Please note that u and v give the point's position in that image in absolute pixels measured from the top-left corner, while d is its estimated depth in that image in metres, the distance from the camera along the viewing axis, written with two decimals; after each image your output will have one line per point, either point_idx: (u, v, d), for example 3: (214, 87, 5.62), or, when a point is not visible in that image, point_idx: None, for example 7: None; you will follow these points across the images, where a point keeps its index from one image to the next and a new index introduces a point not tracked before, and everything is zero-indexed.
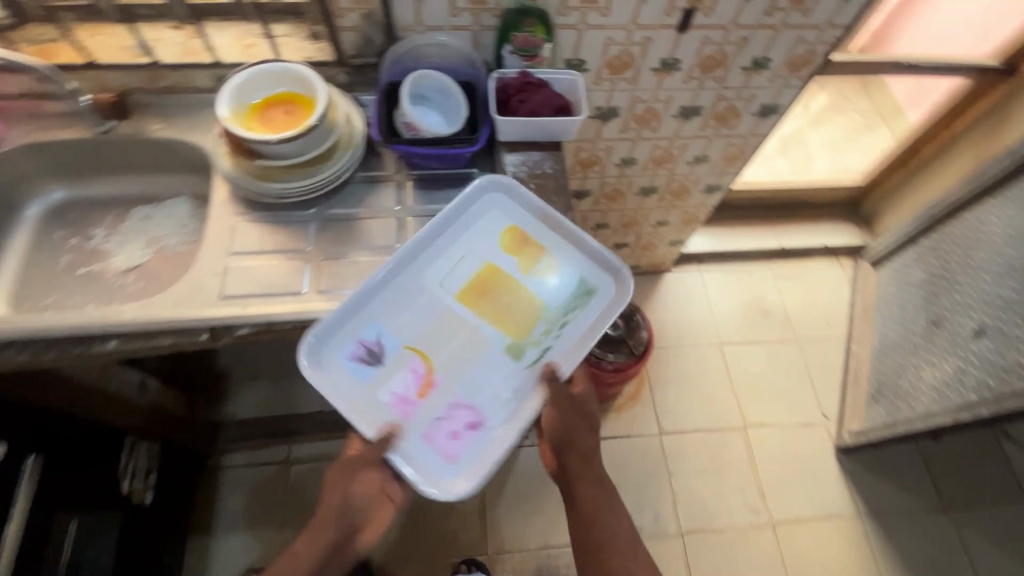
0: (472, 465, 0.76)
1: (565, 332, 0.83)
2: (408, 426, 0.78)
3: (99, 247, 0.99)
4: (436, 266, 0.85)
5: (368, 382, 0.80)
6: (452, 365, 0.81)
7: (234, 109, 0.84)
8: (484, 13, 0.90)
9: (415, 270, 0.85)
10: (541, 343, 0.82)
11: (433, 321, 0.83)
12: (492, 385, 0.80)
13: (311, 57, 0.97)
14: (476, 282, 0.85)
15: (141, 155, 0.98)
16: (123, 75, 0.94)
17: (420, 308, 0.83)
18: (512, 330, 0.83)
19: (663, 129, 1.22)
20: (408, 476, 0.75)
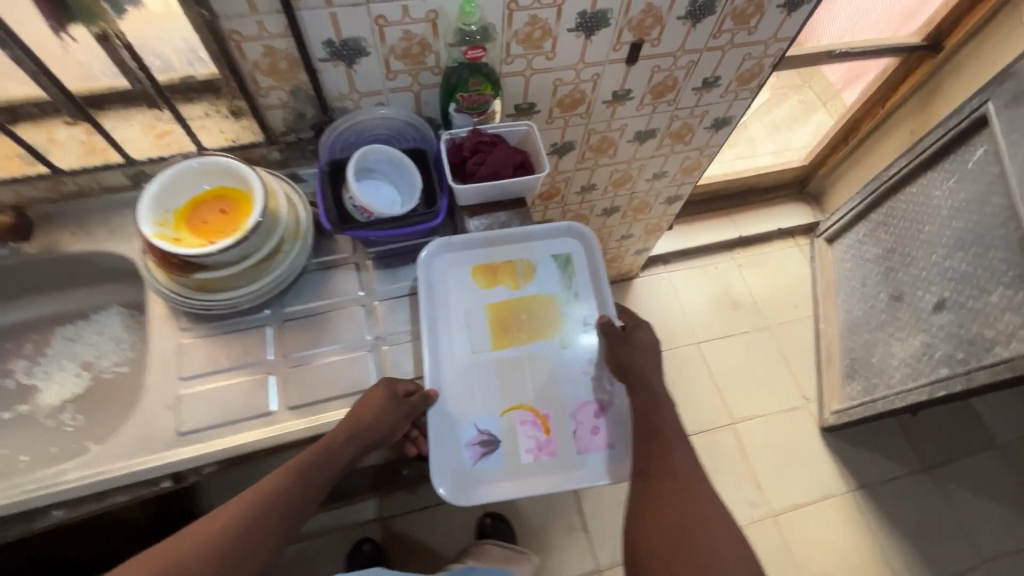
0: (624, 435, 0.82)
1: (583, 299, 0.88)
2: (563, 458, 0.81)
3: (24, 382, 0.87)
4: (457, 342, 0.84)
5: (505, 462, 0.80)
6: (544, 394, 0.83)
7: (159, 222, 0.74)
8: (423, 72, 0.83)
9: (441, 356, 0.83)
10: (580, 322, 0.87)
11: (496, 381, 0.83)
12: (581, 379, 0.85)
13: (237, 139, 0.88)
14: (496, 326, 0.86)
15: (56, 272, 0.87)
16: (17, 188, 0.82)
17: (476, 381, 0.83)
18: (554, 335, 0.86)
19: (620, 154, 1.19)
20: (606, 479, 0.80)
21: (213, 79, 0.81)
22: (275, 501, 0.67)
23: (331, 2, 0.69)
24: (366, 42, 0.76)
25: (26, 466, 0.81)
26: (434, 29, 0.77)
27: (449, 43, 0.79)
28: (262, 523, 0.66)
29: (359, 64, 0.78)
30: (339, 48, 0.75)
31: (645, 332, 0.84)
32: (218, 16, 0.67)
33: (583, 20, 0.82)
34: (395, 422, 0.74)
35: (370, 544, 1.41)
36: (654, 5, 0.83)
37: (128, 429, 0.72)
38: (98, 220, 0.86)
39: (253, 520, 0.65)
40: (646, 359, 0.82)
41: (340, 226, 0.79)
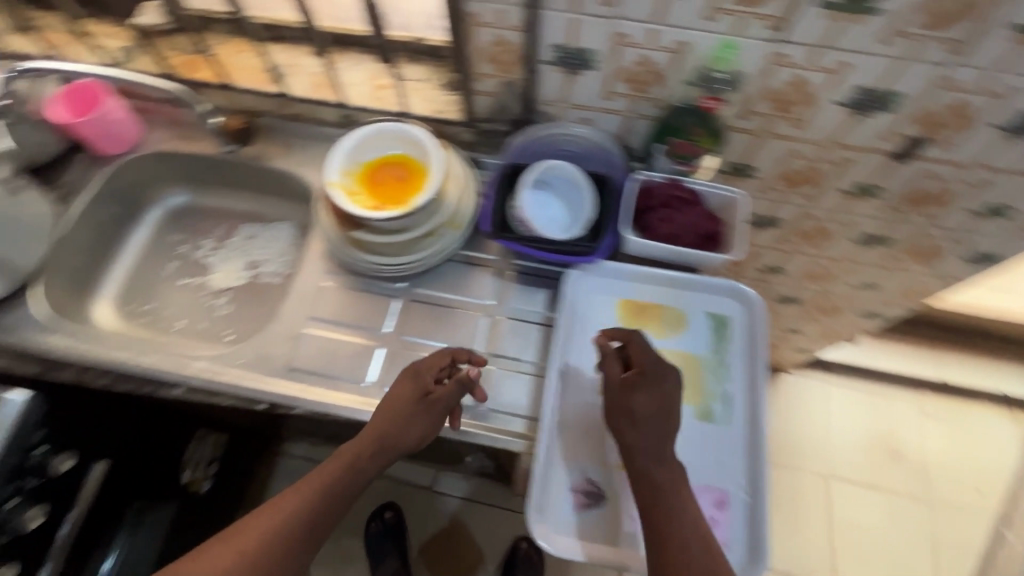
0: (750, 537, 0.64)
1: (734, 371, 0.71)
2: None
3: (203, 259, 1.00)
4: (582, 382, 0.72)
5: (605, 522, 0.68)
6: None
7: (344, 173, 0.77)
8: (643, 101, 0.74)
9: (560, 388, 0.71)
10: (724, 394, 0.70)
11: (614, 433, 0.69)
12: (713, 458, 0.67)
13: (441, 112, 0.88)
14: None
15: (259, 178, 0.97)
16: (256, 99, 0.92)
17: (593, 426, 0.70)
18: (692, 399, 0.69)
19: (831, 249, 0.99)
20: None
21: (441, 47, 0.85)
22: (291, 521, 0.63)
23: (579, 9, 0.63)
24: (598, 57, 0.69)
25: (180, 331, 0.93)
26: (676, 62, 0.67)
27: (687, 81, 0.69)
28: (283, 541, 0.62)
29: (583, 75, 0.72)
30: (569, 55, 0.70)
31: (652, 391, 0.63)
32: None
33: (860, 97, 0.66)
34: (422, 426, 0.68)
35: (392, 514, 1.36)
36: (968, 102, 0.64)
37: (255, 344, 0.79)
38: (304, 146, 0.94)
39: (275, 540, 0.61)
40: (650, 438, 0.62)
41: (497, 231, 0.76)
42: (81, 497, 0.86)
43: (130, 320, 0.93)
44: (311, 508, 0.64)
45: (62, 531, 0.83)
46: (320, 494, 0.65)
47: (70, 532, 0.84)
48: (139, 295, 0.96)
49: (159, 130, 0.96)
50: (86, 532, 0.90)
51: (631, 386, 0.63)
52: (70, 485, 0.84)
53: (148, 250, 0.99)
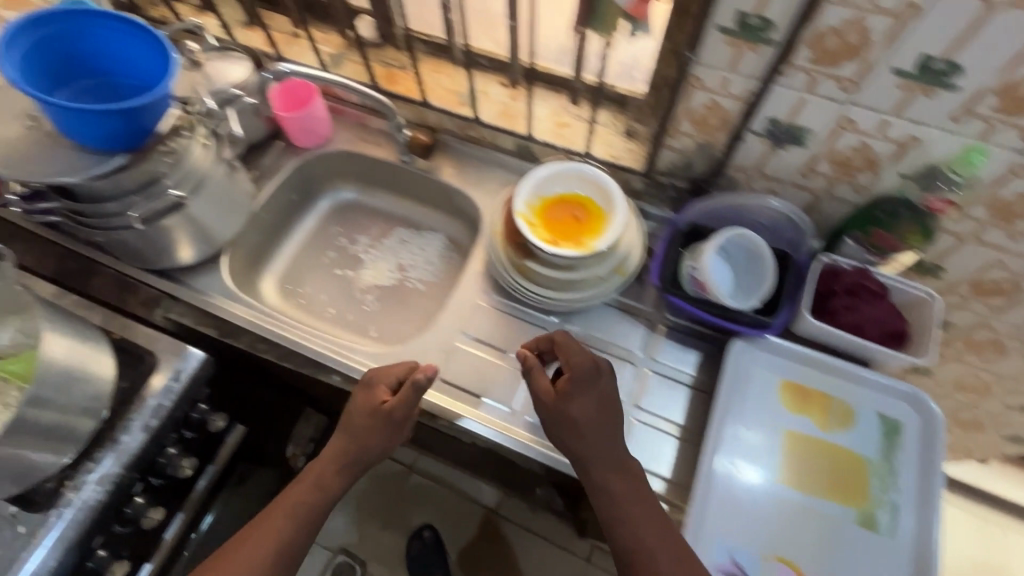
0: None
1: (903, 482, 0.67)
2: None
3: (358, 254, 1.06)
4: (740, 455, 0.69)
5: None
6: (822, 563, 0.64)
7: (524, 206, 0.80)
8: (843, 185, 0.73)
9: (716, 458, 0.69)
10: (890, 504, 0.66)
11: (768, 518, 0.66)
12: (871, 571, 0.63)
13: (618, 158, 0.89)
14: (792, 461, 0.68)
15: (426, 188, 1.03)
16: (442, 117, 0.97)
17: (747, 504, 0.67)
18: (855, 503, 0.66)
19: (1001, 365, 0.91)
20: None
21: (627, 96, 0.87)
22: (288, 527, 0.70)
23: (811, 89, 0.63)
24: (811, 136, 0.69)
25: (329, 318, 0.99)
26: (898, 154, 0.65)
27: (902, 173, 0.67)
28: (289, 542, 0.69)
29: (787, 150, 0.72)
30: (780, 130, 0.70)
31: (587, 395, 0.66)
32: (696, 61, 0.66)
33: None
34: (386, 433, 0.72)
35: (430, 533, 1.38)
36: None
37: (409, 349, 0.83)
38: (475, 167, 0.99)
39: (279, 547, 0.68)
40: (597, 447, 0.65)
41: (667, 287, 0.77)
42: (220, 453, 0.92)
43: (287, 299, 1.00)
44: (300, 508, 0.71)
45: (199, 483, 0.89)
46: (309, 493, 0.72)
47: (206, 484, 0.90)
48: (299, 277, 1.03)
49: (348, 132, 1.04)
50: (214, 489, 0.96)
51: (568, 397, 0.66)
52: (215, 441, 0.91)
53: (312, 236, 1.07)
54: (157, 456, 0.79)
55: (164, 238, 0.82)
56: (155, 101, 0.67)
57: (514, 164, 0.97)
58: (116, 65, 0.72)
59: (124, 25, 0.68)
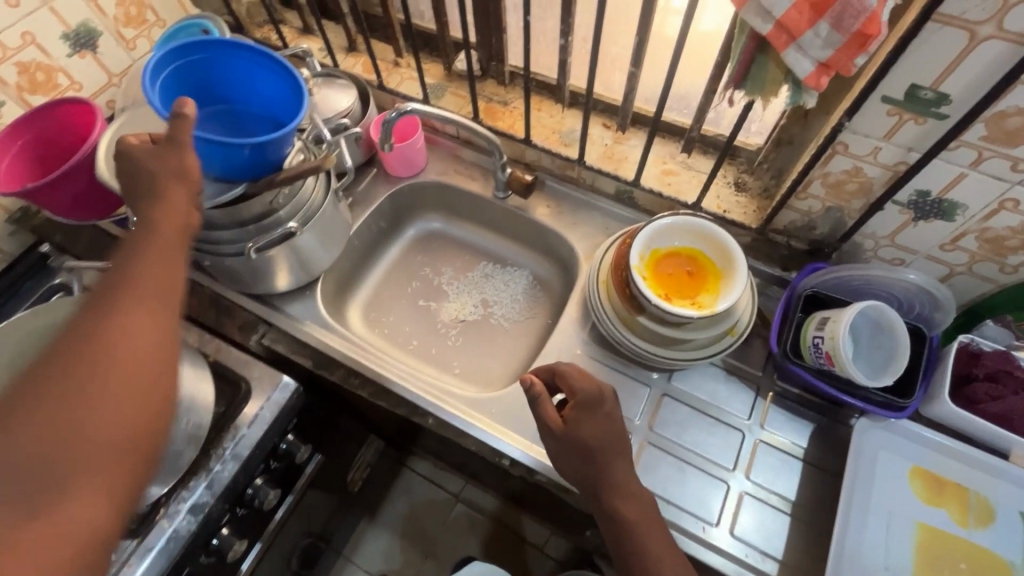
0: None
1: None
2: None
3: (442, 287, 1.04)
4: (867, 548, 0.65)
5: None
6: None
7: (638, 258, 0.77)
8: (989, 263, 0.69)
9: (841, 547, 0.65)
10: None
11: None
12: None
13: (728, 212, 0.86)
14: (926, 559, 0.64)
15: (516, 224, 1.02)
16: (542, 156, 0.96)
17: None
18: None
19: None
20: None
21: (740, 147, 0.86)
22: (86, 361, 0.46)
23: (975, 165, 0.60)
24: (963, 212, 0.65)
25: (412, 351, 0.97)
26: None
27: None
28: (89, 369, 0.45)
29: (929, 223, 0.68)
30: (926, 202, 0.66)
31: (592, 412, 0.66)
32: (847, 127, 0.63)
33: None
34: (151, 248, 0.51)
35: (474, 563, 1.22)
36: None
37: (506, 396, 0.80)
38: (571, 208, 0.97)
39: None
40: (606, 471, 0.64)
41: (785, 356, 0.75)
42: (298, 483, 0.91)
43: (370, 328, 0.99)
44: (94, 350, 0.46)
45: (278, 512, 0.89)
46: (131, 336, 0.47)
47: (284, 511, 0.90)
48: (382, 306, 1.02)
49: (442, 162, 1.03)
50: (287, 518, 0.95)
51: (576, 424, 0.65)
52: (295, 470, 0.90)
53: (397, 264, 1.06)
54: (246, 487, 0.78)
55: (268, 265, 0.82)
56: (284, 134, 0.66)
57: (612, 208, 0.95)
58: (245, 96, 0.73)
59: (261, 57, 0.68)
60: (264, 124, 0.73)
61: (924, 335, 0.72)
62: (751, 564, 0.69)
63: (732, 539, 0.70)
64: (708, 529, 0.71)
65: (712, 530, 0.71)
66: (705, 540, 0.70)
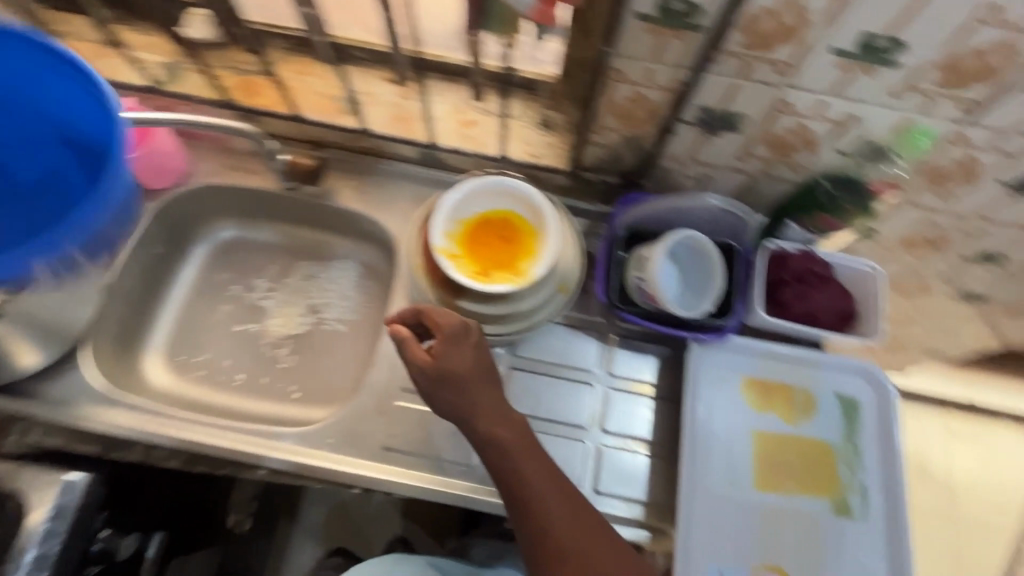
0: None
1: (867, 460, 0.68)
2: None
3: (258, 303, 0.89)
4: (715, 471, 0.67)
5: None
6: (806, 561, 0.64)
7: (443, 238, 0.69)
8: (781, 165, 0.67)
9: (693, 477, 0.66)
10: (860, 486, 0.67)
11: (751, 530, 0.65)
12: (851, 554, 0.64)
13: (538, 156, 0.79)
14: (764, 463, 0.67)
15: (321, 214, 0.88)
16: (324, 130, 0.82)
17: (729, 521, 0.65)
18: (829, 494, 0.66)
19: (926, 302, 0.96)
20: None
21: (537, 80, 0.75)
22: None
23: (744, 74, 0.56)
24: (745, 121, 0.62)
25: (238, 386, 0.85)
26: (837, 132, 0.60)
27: (841, 150, 0.62)
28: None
29: (720, 136, 0.65)
30: (712, 117, 0.62)
31: (456, 344, 0.62)
32: (615, 53, 0.57)
33: None
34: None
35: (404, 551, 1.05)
36: None
37: (342, 420, 0.72)
38: (376, 183, 0.85)
39: None
40: (481, 400, 0.62)
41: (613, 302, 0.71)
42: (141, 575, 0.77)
43: (181, 375, 0.84)
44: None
45: None
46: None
47: None
48: (190, 345, 0.86)
49: (211, 158, 0.85)
50: None
51: (440, 362, 0.62)
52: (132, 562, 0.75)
53: (196, 291, 0.89)
54: None
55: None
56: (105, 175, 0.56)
57: (421, 174, 0.84)
58: (69, 125, 0.64)
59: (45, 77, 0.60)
60: (92, 154, 0.65)
61: (736, 252, 0.71)
62: (620, 515, 0.69)
63: (599, 496, 0.70)
64: None
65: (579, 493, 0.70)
66: None
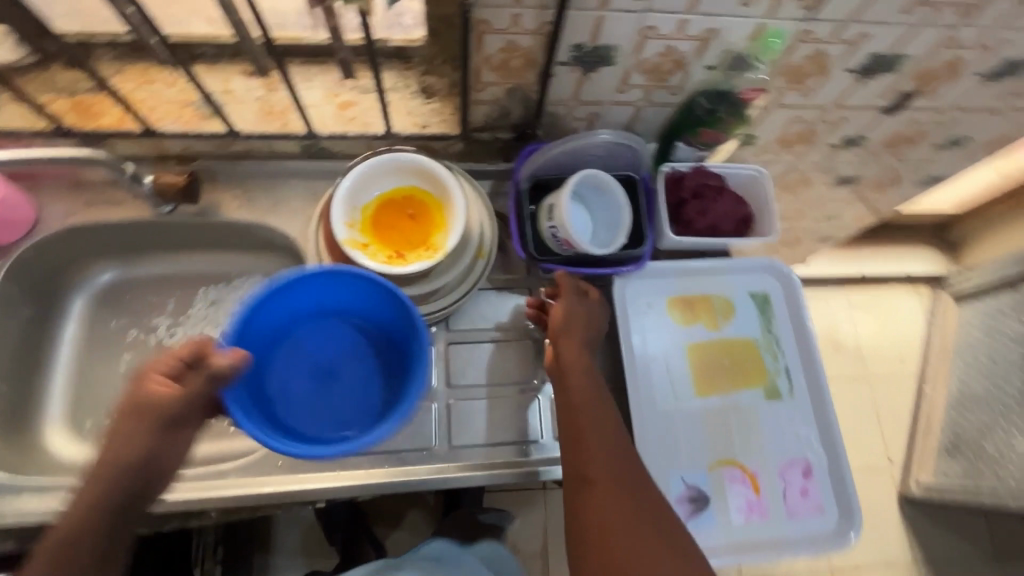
0: (838, 494, 0.69)
1: (785, 346, 0.74)
2: (774, 520, 0.67)
3: (164, 343, 0.81)
4: (658, 389, 0.71)
5: (715, 522, 0.67)
6: (753, 447, 0.70)
7: (346, 228, 0.65)
8: (659, 89, 0.70)
9: (638, 400, 0.70)
10: (784, 370, 0.73)
11: (701, 433, 0.70)
12: (789, 431, 0.71)
13: (427, 125, 0.77)
14: (699, 372, 0.72)
15: (209, 233, 0.81)
16: (187, 141, 0.74)
17: (679, 431, 0.69)
18: (759, 383, 0.72)
19: (809, 193, 1.05)
20: (811, 552, 0.67)
21: (406, 47, 0.72)
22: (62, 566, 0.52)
23: (605, 5, 0.56)
24: (617, 52, 0.63)
25: None
26: (701, 48, 0.63)
27: (709, 66, 0.65)
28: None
29: (598, 72, 0.66)
30: (586, 54, 0.63)
31: (588, 304, 0.67)
32: (477, 4, 0.55)
33: (871, 63, 0.67)
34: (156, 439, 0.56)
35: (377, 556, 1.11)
36: (962, 56, 0.67)
37: None
38: (263, 188, 0.78)
39: None
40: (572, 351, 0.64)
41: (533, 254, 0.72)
42: None
43: (93, 442, 0.76)
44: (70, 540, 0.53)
45: None
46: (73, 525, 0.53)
47: None
48: (96, 406, 0.78)
49: (61, 196, 0.75)
50: None
51: (566, 314, 0.65)
52: None
53: (87, 346, 0.81)
54: None
55: None
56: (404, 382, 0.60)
57: (309, 168, 0.78)
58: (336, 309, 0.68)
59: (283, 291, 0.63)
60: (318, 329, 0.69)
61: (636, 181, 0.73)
62: None
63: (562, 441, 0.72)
64: (539, 446, 0.71)
65: (543, 445, 0.71)
66: (542, 458, 0.70)
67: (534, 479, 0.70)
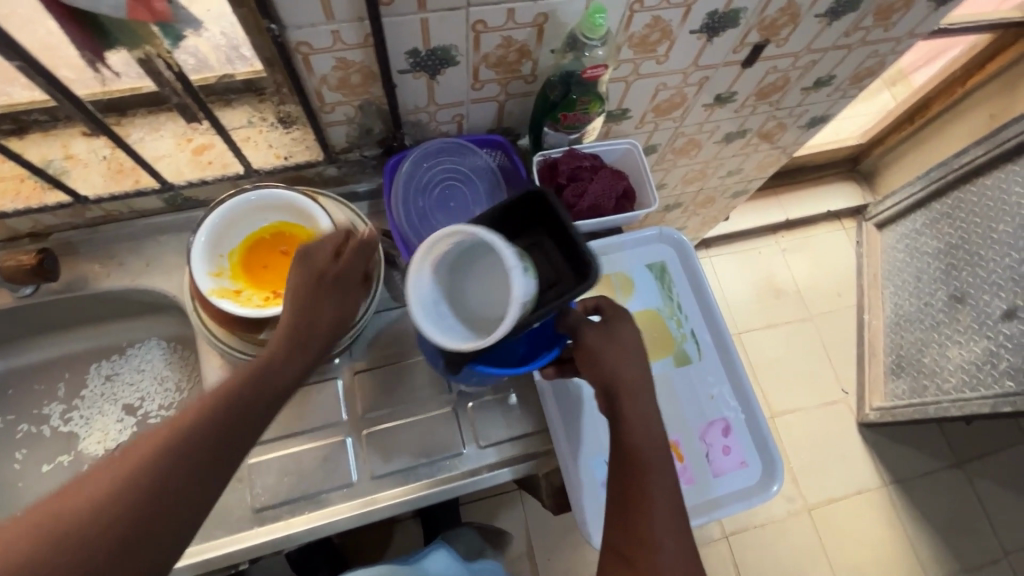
0: (757, 448, 0.70)
1: (688, 311, 0.75)
2: (702, 483, 0.68)
3: (62, 429, 0.78)
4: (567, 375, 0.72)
5: None
6: (671, 415, 0.70)
7: (213, 278, 0.62)
8: (514, 80, 0.69)
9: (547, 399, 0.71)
10: (689, 334, 0.74)
11: None
12: (704, 392, 0.72)
13: (291, 155, 0.74)
14: None
15: (86, 307, 0.77)
16: (34, 217, 0.70)
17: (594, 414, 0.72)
18: (666, 351, 0.73)
19: (702, 154, 1.07)
20: (741, 508, 0.68)
21: (255, 79, 0.68)
22: (227, 420, 0.44)
23: (424, 7, 0.55)
24: (456, 51, 0.62)
25: None
26: (539, 34, 0.62)
27: (552, 49, 0.65)
28: (170, 476, 0.41)
29: (444, 74, 0.64)
30: (424, 58, 0.61)
31: (614, 340, 0.59)
32: (286, 27, 0.53)
33: (711, 21, 0.68)
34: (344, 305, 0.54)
35: None
36: (795, 2, 0.69)
37: None
38: (131, 248, 0.74)
39: None
40: (633, 405, 0.57)
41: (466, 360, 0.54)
42: None
43: None
44: (238, 396, 0.46)
45: None
46: (233, 385, 0.46)
47: None
48: None
49: None
50: None
51: (591, 360, 0.58)
52: None
53: None
54: None
55: None
56: None
57: (178, 221, 0.75)
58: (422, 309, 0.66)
59: None
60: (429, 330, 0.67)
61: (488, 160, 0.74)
62: (513, 456, 0.71)
63: (489, 448, 0.70)
64: (462, 458, 0.70)
65: (465, 456, 0.70)
66: (466, 469, 0.69)
67: (465, 490, 0.69)
